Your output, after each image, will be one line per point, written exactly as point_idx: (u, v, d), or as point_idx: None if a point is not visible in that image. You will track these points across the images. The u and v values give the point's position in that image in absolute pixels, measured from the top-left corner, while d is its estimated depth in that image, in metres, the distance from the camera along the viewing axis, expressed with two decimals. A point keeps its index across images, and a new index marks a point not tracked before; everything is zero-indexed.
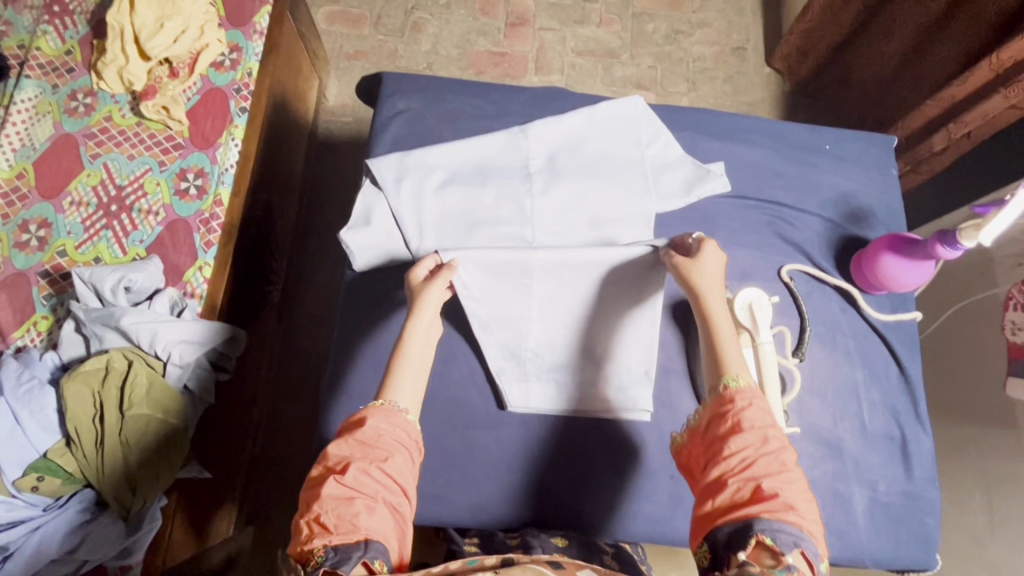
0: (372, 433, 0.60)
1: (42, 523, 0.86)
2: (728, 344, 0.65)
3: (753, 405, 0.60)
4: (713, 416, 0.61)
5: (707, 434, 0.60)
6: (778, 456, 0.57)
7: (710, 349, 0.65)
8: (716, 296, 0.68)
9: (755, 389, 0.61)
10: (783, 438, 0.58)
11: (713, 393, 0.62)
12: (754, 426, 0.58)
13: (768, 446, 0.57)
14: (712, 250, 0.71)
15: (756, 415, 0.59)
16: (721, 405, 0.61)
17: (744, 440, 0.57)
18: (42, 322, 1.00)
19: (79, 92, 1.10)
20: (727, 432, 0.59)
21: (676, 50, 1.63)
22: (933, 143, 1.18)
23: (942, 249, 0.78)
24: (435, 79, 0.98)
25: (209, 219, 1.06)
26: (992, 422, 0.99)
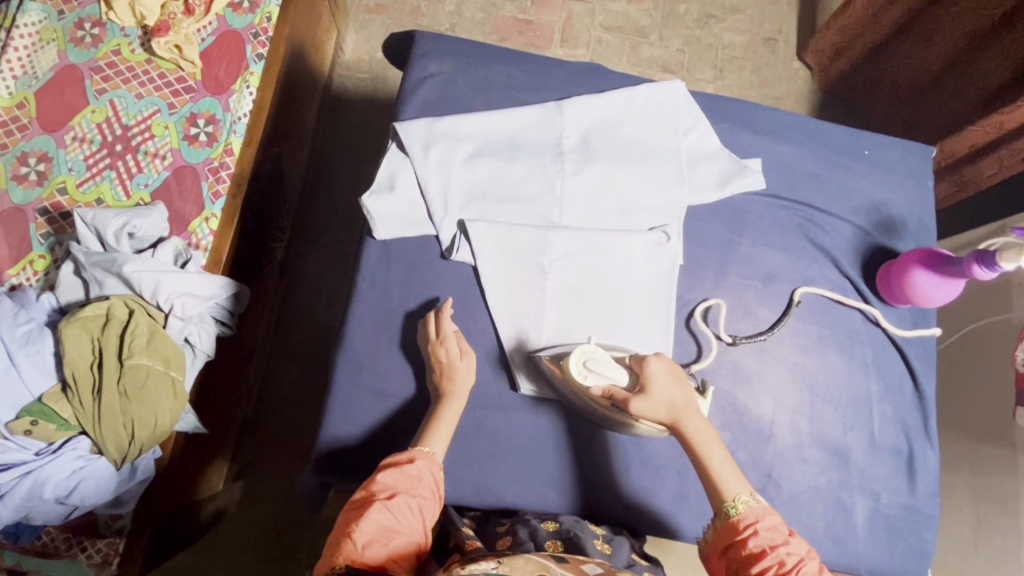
0: (418, 471, 0.67)
1: (36, 467, 0.84)
2: (718, 466, 0.68)
3: (763, 522, 0.63)
4: (729, 540, 0.63)
5: (727, 557, 0.63)
6: (800, 569, 0.60)
7: (705, 478, 0.68)
8: (683, 413, 0.70)
9: (760, 504, 0.64)
10: (798, 548, 0.62)
11: (722, 517, 0.65)
12: (770, 546, 0.61)
13: (788, 565, 0.60)
14: (656, 366, 0.72)
15: (771, 531, 0.63)
16: (733, 531, 0.63)
17: (766, 561, 0.60)
18: (39, 261, 0.96)
19: (86, 21, 1.04)
20: (749, 558, 0.61)
21: (706, 35, 1.58)
22: (984, 168, 1.19)
23: (979, 269, 0.77)
24: (469, 43, 0.93)
25: (218, 168, 1.01)
26: (990, 442, 1.00)
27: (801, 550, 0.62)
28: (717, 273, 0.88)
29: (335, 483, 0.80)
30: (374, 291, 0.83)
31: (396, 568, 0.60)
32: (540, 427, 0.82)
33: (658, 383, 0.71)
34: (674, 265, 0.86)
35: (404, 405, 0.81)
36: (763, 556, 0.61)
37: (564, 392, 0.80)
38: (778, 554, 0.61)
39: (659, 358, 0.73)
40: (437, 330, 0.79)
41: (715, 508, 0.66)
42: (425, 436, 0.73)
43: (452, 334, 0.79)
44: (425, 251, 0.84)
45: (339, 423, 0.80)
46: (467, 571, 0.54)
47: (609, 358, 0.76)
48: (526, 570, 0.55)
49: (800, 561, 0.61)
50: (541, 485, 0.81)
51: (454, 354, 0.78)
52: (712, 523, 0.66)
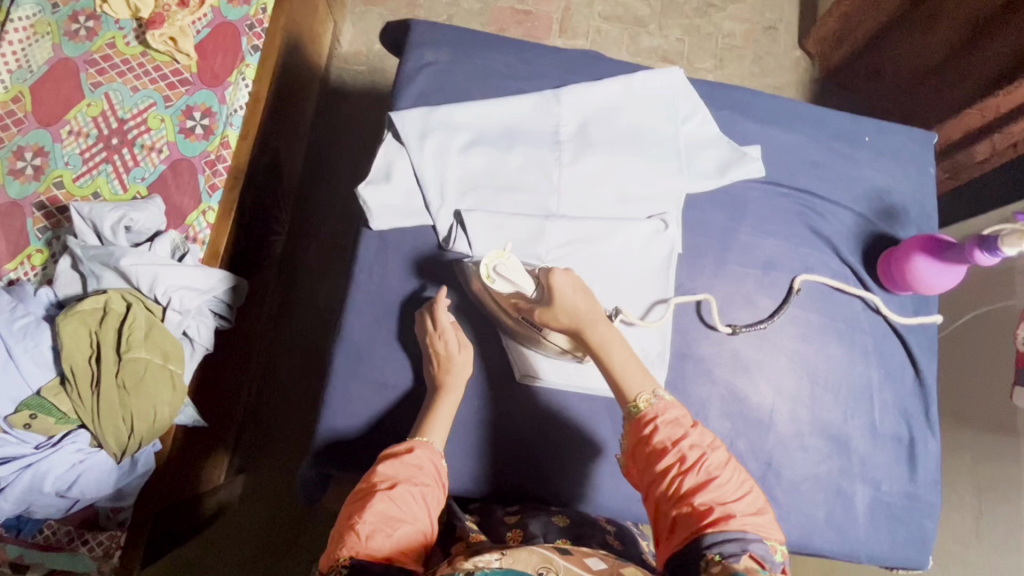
0: (418, 459, 0.67)
1: (35, 461, 0.84)
2: (619, 364, 0.67)
3: (663, 417, 0.63)
4: (635, 440, 0.64)
5: (636, 457, 0.64)
6: (702, 464, 0.60)
7: (609, 379, 0.67)
8: (588, 320, 0.69)
9: (661, 400, 0.64)
10: (699, 440, 0.62)
11: (629, 417, 0.65)
12: (671, 441, 0.62)
13: (689, 461, 0.61)
14: (562, 278, 0.70)
15: (672, 425, 0.63)
16: (639, 427, 0.64)
17: (668, 458, 0.61)
18: (37, 256, 0.95)
19: (81, 14, 1.03)
20: (652, 455, 0.62)
21: (705, 24, 1.57)
22: (977, 153, 1.19)
23: (981, 254, 0.76)
24: (466, 31, 0.92)
25: (214, 161, 1.01)
26: (992, 429, 1.00)
27: (705, 444, 0.62)
28: (717, 261, 0.87)
29: (334, 475, 0.80)
30: (372, 282, 0.83)
31: (404, 558, 0.59)
32: (539, 417, 0.82)
33: (565, 296, 0.69)
34: (673, 254, 0.85)
35: (403, 397, 0.81)
36: (666, 452, 0.61)
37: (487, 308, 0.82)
38: (680, 450, 0.61)
39: (567, 272, 0.71)
40: (434, 323, 0.79)
41: (622, 407, 0.66)
42: (423, 427, 0.73)
43: (449, 326, 0.79)
44: (422, 242, 0.84)
45: (337, 415, 0.80)
46: (472, 564, 0.53)
47: (521, 267, 0.77)
48: (531, 562, 0.55)
49: (703, 454, 0.61)
50: (540, 475, 0.81)
51: (452, 345, 0.78)
52: (624, 423, 0.66)
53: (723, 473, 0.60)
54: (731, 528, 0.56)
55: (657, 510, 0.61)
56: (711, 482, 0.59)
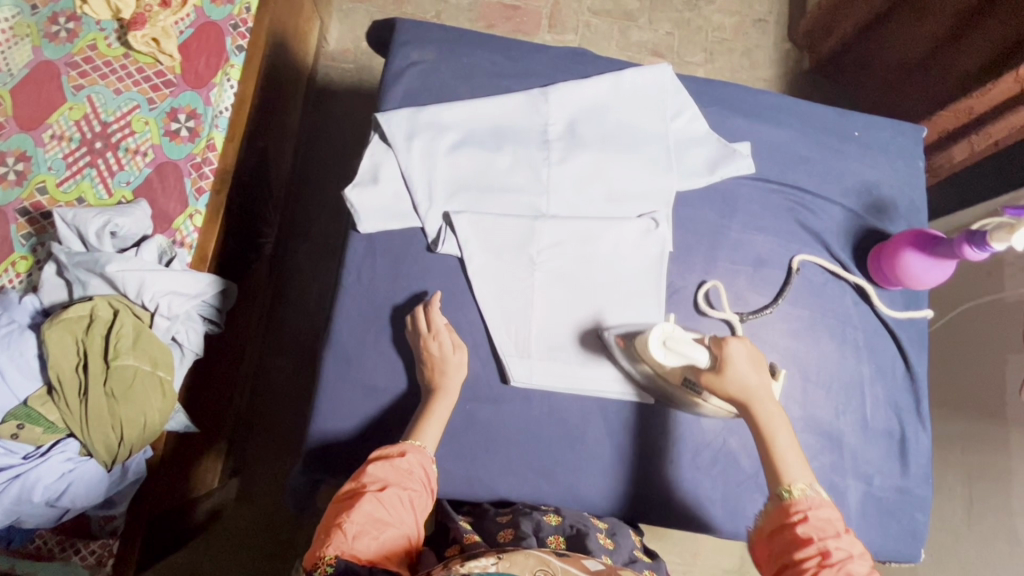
0: (408, 464, 0.66)
1: (23, 471, 0.83)
2: (782, 447, 0.67)
3: (816, 511, 0.61)
4: (777, 523, 0.62)
5: (773, 542, 0.61)
6: (845, 565, 0.57)
7: (766, 455, 0.67)
8: (758, 395, 0.69)
9: (818, 494, 0.63)
10: (848, 545, 0.59)
11: (775, 498, 0.64)
12: (818, 535, 0.59)
13: (831, 558, 0.58)
14: (737, 347, 0.70)
15: (824, 522, 0.60)
16: (785, 513, 0.62)
17: (809, 549, 0.58)
18: (21, 263, 0.94)
19: (61, 15, 1.01)
20: (792, 541, 0.60)
21: (695, 18, 1.56)
22: (954, 154, 1.18)
23: (970, 249, 0.76)
24: (452, 30, 0.91)
25: (201, 163, 0.99)
26: (983, 421, 1.01)
27: (853, 550, 0.59)
28: (708, 259, 0.87)
29: (326, 479, 0.80)
30: (361, 285, 0.82)
31: (386, 561, 0.59)
32: (532, 418, 0.82)
33: (736, 364, 0.69)
34: (664, 252, 0.85)
35: (394, 400, 0.80)
36: (809, 544, 0.59)
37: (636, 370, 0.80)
38: (824, 546, 0.59)
39: (740, 340, 0.71)
40: (428, 323, 0.78)
41: (770, 489, 0.65)
42: (417, 430, 0.72)
43: (444, 328, 0.78)
44: (411, 244, 0.83)
45: (328, 419, 0.79)
46: (467, 568, 0.53)
47: (688, 336, 0.72)
48: (527, 565, 0.54)
49: (847, 557, 0.58)
50: (533, 476, 0.81)
51: (447, 347, 0.77)
52: (766, 503, 0.65)
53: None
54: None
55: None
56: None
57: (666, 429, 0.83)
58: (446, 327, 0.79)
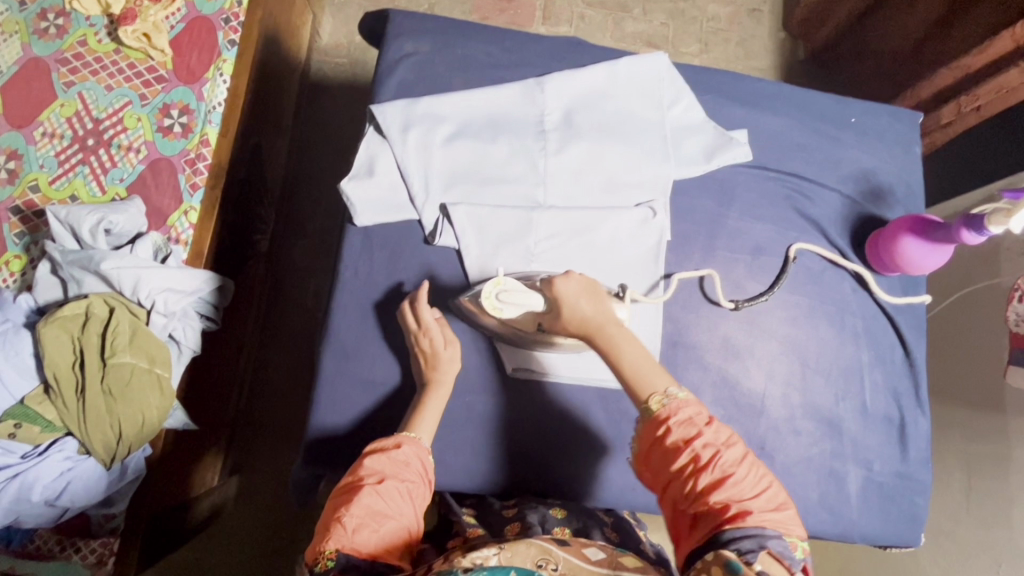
0: (405, 455, 0.66)
1: (22, 470, 0.83)
2: (632, 365, 0.66)
3: (677, 416, 0.61)
4: (650, 440, 0.62)
5: (652, 459, 0.61)
6: (716, 461, 0.58)
7: (623, 378, 0.66)
8: (595, 322, 0.69)
9: (675, 398, 0.62)
10: (713, 438, 0.60)
11: (642, 418, 0.63)
12: (685, 441, 0.59)
13: (704, 459, 0.59)
14: (564, 282, 0.71)
15: (685, 425, 0.60)
16: (652, 428, 0.62)
17: (682, 458, 0.59)
18: (15, 262, 0.93)
19: (49, 11, 1.00)
20: (667, 454, 0.60)
21: (690, 8, 1.55)
22: (942, 115, 1.19)
23: (967, 233, 0.76)
24: (446, 21, 0.90)
25: (194, 159, 0.99)
26: (981, 406, 1.01)
27: (721, 441, 0.60)
28: (707, 248, 0.87)
29: (327, 474, 0.79)
30: (358, 279, 0.82)
31: (388, 554, 0.59)
32: (532, 410, 0.82)
33: (571, 300, 0.70)
34: (662, 242, 0.84)
35: (393, 394, 0.80)
36: (681, 452, 0.59)
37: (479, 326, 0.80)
38: (693, 449, 0.59)
39: (569, 276, 0.73)
40: (417, 320, 0.78)
41: (635, 408, 0.64)
42: (411, 423, 0.72)
43: (434, 323, 0.78)
44: (408, 237, 0.83)
45: (328, 413, 0.79)
46: (468, 560, 0.52)
47: (520, 286, 0.75)
48: (530, 554, 0.54)
49: (717, 453, 0.59)
50: (534, 467, 0.81)
51: (439, 342, 0.77)
52: (637, 425, 0.64)
53: (739, 471, 0.58)
54: (747, 524, 0.55)
55: (675, 510, 0.60)
56: (727, 480, 0.57)
57: None
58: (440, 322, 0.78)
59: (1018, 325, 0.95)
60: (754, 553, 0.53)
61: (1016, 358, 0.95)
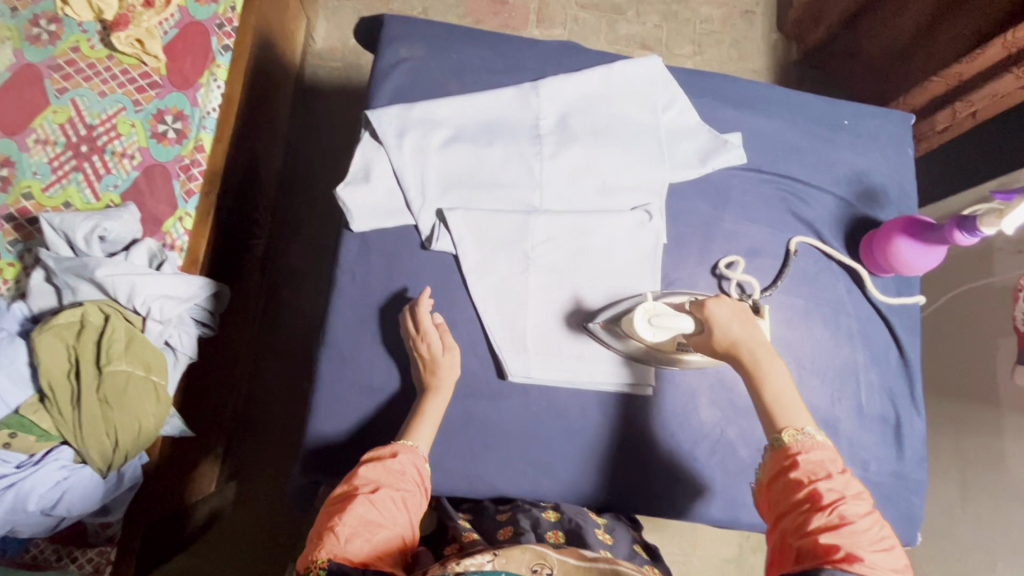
0: (401, 465, 0.66)
1: (17, 480, 0.82)
2: (775, 394, 0.65)
3: (807, 454, 0.60)
4: (774, 470, 0.62)
5: (769, 490, 0.62)
6: (837, 506, 0.57)
7: (761, 404, 0.66)
8: (746, 346, 0.67)
9: (811, 438, 0.61)
10: (841, 486, 0.58)
11: (771, 448, 0.63)
12: (808, 478, 0.59)
13: (825, 500, 0.57)
14: (717, 307, 0.69)
15: (815, 465, 0.60)
16: (778, 459, 0.62)
17: (800, 493, 0.58)
18: (8, 269, 0.93)
19: (42, 18, 1.00)
20: (787, 486, 0.60)
21: (683, 10, 1.56)
22: (937, 121, 1.18)
23: (960, 235, 0.77)
24: (441, 26, 0.90)
25: (189, 165, 0.98)
26: (976, 405, 1.02)
27: (846, 489, 0.58)
28: (702, 250, 0.87)
29: (325, 480, 0.79)
30: (355, 284, 0.82)
31: (379, 562, 0.59)
32: (531, 414, 0.82)
33: (722, 323, 0.69)
34: (658, 244, 0.85)
35: (391, 399, 0.80)
36: (802, 487, 0.59)
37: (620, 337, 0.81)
38: (815, 488, 0.58)
39: (721, 300, 0.70)
40: (417, 325, 0.78)
41: (766, 437, 0.64)
42: (410, 430, 0.72)
43: (433, 328, 0.78)
44: (404, 242, 0.83)
45: (325, 419, 0.79)
46: (462, 566, 0.52)
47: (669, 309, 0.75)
48: (524, 560, 0.55)
49: (839, 499, 0.57)
50: (533, 471, 0.81)
51: (437, 347, 0.77)
52: (765, 453, 0.64)
53: (861, 521, 0.56)
54: (854, 570, 0.53)
55: (780, 544, 0.58)
56: (844, 525, 0.56)
57: (664, 420, 0.83)
58: (439, 327, 0.78)
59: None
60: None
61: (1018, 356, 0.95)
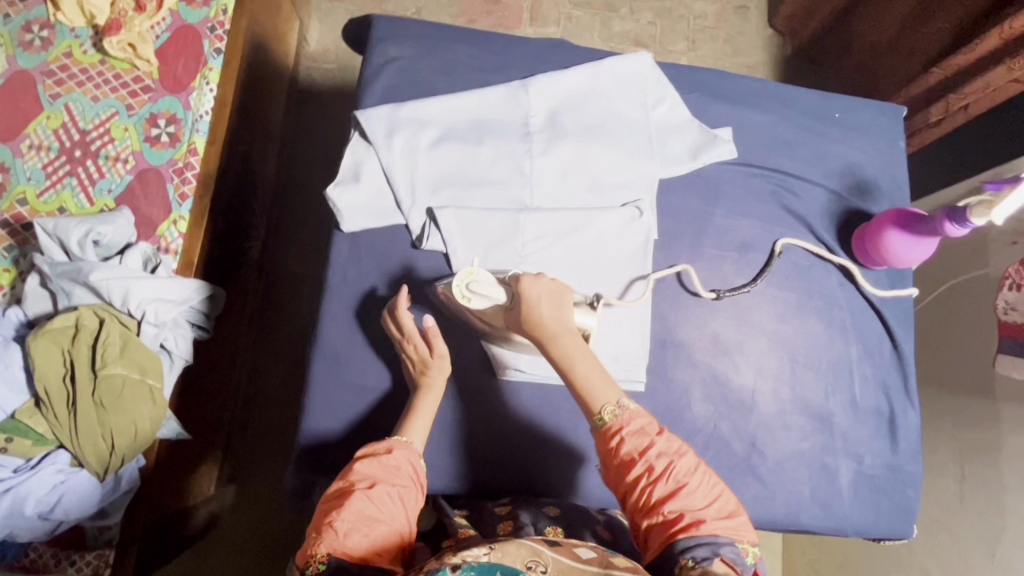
0: (396, 460, 0.67)
1: (14, 485, 0.82)
2: (584, 375, 0.66)
3: (628, 427, 0.62)
4: (605, 450, 0.63)
5: (609, 470, 0.63)
6: (669, 472, 0.60)
7: (572, 387, 0.67)
8: (552, 330, 0.68)
9: (627, 409, 0.63)
10: (665, 448, 0.61)
11: (596, 429, 0.65)
12: (638, 453, 0.61)
13: (658, 470, 0.60)
14: (532, 284, 0.71)
15: (637, 436, 0.62)
16: (606, 440, 0.63)
17: (636, 470, 0.60)
18: (4, 275, 0.93)
19: (34, 23, 1.00)
20: (622, 466, 0.62)
21: (676, 6, 1.55)
22: (930, 115, 1.19)
23: (950, 226, 0.76)
24: (430, 25, 0.90)
25: (183, 169, 0.99)
26: (972, 397, 1.02)
27: (673, 449, 0.62)
28: (694, 246, 0.87)
29: (320, 480, 0.79)
30: (347, 284, 0.82)
31: (377, 558, 0.59)
32: (523, 411, 0.82)
33: (535, 301, 0.70)
34: (649, 241, 0.85)
35: (384, 398, 0.80)
36: (635, 463, 0.61)
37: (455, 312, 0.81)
38: (648, 460, 0.61)
39: (539, 277, 0.72)
40: (399, 328, 0.77)
41: (588, 420, 0.65)
42: (404, 427, 0.72)
43: (414, 329, 0.77)
44: (396, 242, 0.83)
45: (319, 419, 0.79)
46: (459, 559, 0.52)
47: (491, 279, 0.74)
48: (519, 555, 0.53)
49: (671, 464, 0.60)
50: (526, 468, 0.81)
51: (425, 351, 0.77)
52: (592, 434, 0.66)
53: (691, 480, 0.60)
54: (702, 533, 0.57)
55: (633, 521, 0.62)
56: (680, 490, 0.59)
57: None
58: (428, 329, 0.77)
59: (1006, 312, 0.96)
60: (709, 561, 0.54)
61: (1006, 347, 0.96)
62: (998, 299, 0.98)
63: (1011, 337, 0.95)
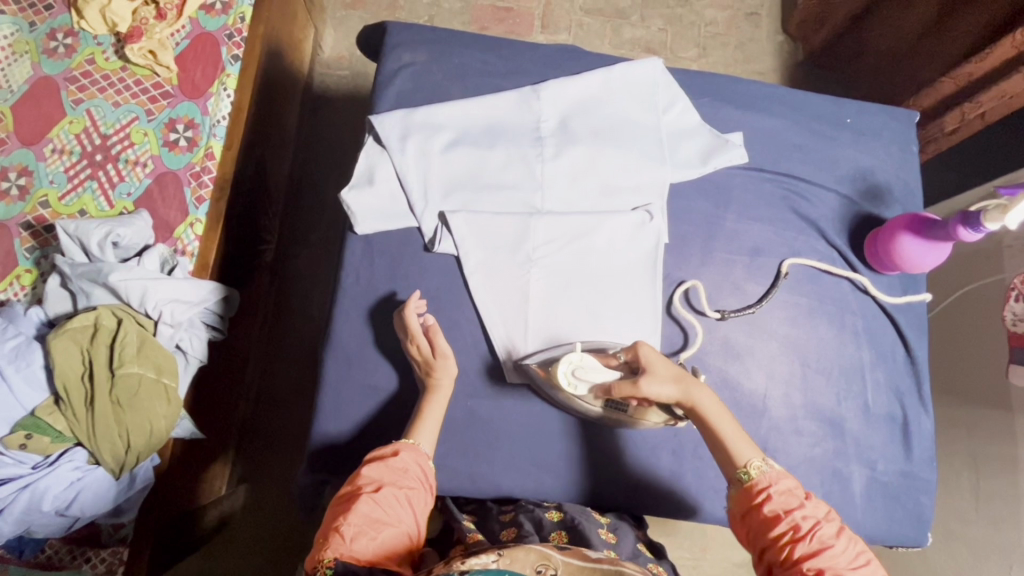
0: (402, 462, 0.66)
1: (33, 480, 0.83)
2: (728, 433, 0.68)
3: (776, 486, 0.63)
4: (745, 505, 0.64)
5: (746, 526, 0.63)
6: (815, 532, 0.60)
7: (715, 446, 0.68)
8: (693, 391, 0.69)
9: (772, 468, 0.65)
10: (813, 510, 0.62)
11: (737, 483, 0.65)
12: (784, 510, 0.61)
13: (803, 529, 0.60)
14: (652, 354, 0.71)
15: (786, 496, 0.62)
16: (749, 495, 0.64)
17: (781, 526, 0.60)
18: (26, 275, 0.95)
19: (59, 31, 1.03)
20: (765, 522, 0.62)
21: (687, 13, 1.56)
22: (945, 124, 1.18)
23: (964, 231, 0.76)
24: (443, 31, 0.92)
25: (200, 172, 1.00)
26: (987, 404, 1.00)
27: (819, 513, 0.62)
28: (704, 250, 0.87)
29: (332, 480, 0.80)
30: (359, 286, 0.83)
31: (386, 561, 0.60)
32: (533, 414, 0.82)
33: (655, 366, 0.71)
34: (659, 244, 0.85)
35: (395, 399, 0.81)
36: (779, 520, 0.61)
37: (549, 397, 0.81)
38: (793, 518, 0.61)
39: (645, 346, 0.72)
40: (406, 327, 0.78)
41: (730, 475, 0.67)
42: (411, 430, 0.73)
43: (420, 330, 0.78)
44: (408, 244, 0.84)
45: (331, 419, 0.80)
46: (467, 565, 0.52)
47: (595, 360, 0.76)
48: (528, 560, 0.54)
49: (816, 524, 0.60)
50: (535, 470, 0.81)
51: (427, 351, 0.77)
52: (730, 488, 0.66)
53: (838, 543, 0.60)
54: None
55: (768, 573, 0.61)
56: (824, 549, 0.59)
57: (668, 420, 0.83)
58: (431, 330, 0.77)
59: (1015, 325, 0.96)
60: None
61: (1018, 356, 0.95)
62: (1006, 311, 0.98)
63: (1020, 347, 0.94)
